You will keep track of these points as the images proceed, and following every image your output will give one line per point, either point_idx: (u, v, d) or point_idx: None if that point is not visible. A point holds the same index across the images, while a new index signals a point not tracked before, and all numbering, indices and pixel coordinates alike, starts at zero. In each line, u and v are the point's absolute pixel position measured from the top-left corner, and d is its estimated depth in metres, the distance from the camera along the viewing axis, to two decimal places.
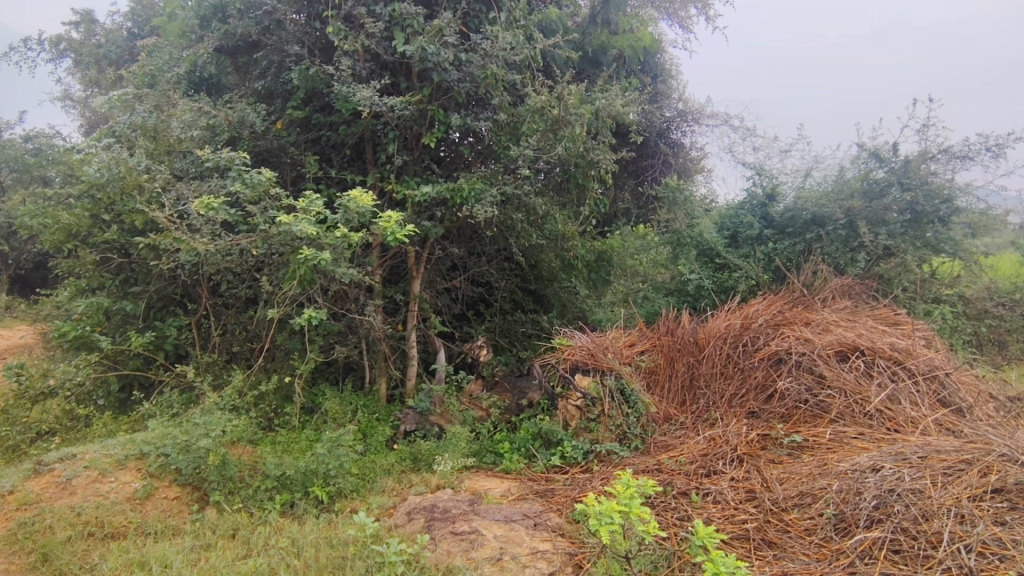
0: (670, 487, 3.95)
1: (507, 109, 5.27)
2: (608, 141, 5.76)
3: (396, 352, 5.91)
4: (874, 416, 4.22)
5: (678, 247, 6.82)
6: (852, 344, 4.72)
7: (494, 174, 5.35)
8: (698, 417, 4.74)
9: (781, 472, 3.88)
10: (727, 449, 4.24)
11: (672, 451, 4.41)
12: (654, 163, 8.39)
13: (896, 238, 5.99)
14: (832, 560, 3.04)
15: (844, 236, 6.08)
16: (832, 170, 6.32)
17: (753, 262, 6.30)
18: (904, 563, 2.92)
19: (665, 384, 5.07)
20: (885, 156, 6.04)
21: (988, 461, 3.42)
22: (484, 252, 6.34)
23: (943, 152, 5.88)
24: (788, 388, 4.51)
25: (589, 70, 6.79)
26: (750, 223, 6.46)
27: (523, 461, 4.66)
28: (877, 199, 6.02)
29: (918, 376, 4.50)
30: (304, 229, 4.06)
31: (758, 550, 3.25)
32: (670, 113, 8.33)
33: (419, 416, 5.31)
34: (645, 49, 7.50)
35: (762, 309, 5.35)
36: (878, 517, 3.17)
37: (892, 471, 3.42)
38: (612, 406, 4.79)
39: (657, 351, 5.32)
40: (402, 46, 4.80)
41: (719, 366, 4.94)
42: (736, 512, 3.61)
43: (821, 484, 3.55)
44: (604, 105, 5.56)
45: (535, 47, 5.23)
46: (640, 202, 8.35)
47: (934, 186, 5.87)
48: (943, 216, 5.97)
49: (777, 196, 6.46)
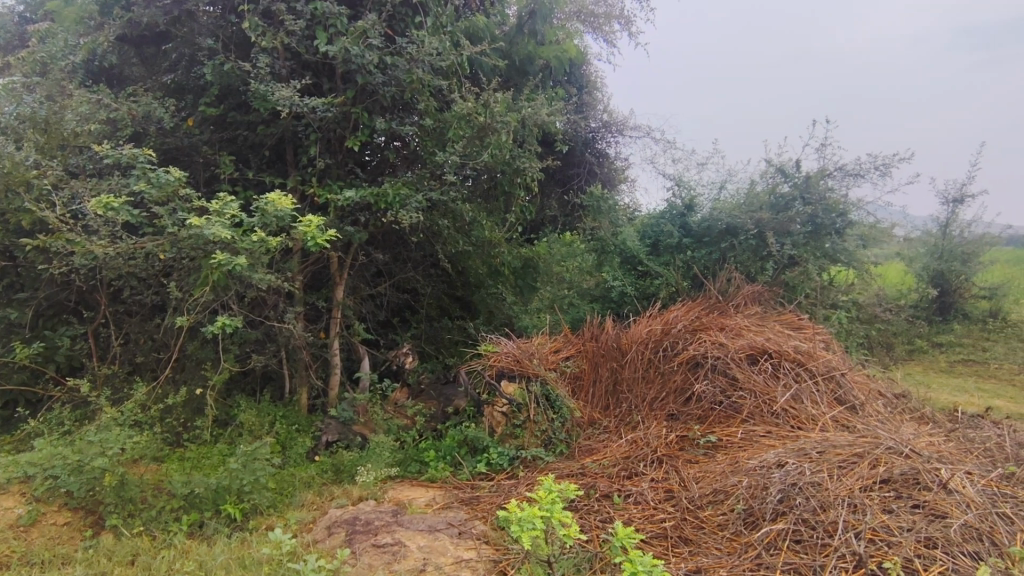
0: (593, 490, 4.06)
1: (433, 115, 5.24)
2: (534, 149, 5.86)
3: (318, 360, 5.73)
4: (780, 415, 4.49)
5: (602, 255, 7.06)
6: (760, 347, 5.00)
7: (419, 179, 5.25)
8: (620, 421, 4.89)
9: (697, 471, 4.06)
10: (647, 451, 4.40)
11: (596, 455, 4.52)
12: (581, 172, 8.63)
13: (800, 247, 6.42)
14: (741, 552, 3.22)
15: (754, 245, 6.45)
16: (743, 183, 6.71)
17: (672, 270, 6.58)
18: (804, 552, 3.12)
19: (590, 389, 5.21)
20: (789, 172, 6.48)
21: (877, 453, 3.68)
22: (410, 259, 6.29)
23: (839, 169, 6.37)
24: (704, 391, 4.74)
25: (516, 79, 6.87)
26: (670, 232, 6.75)
27: (448, 469, 4.63)
28: (781, 211, 6.44)
29: (818, 376, 4.83)
30: (216, 232, 3.84)
31: (674, 547, 3.40)
32: (595, 124, 8.57)
33: (341, 426, 5.17)
34: (571, 61, 7.68)
35: (681, 315, 5.59)
36: (782, 510, 3.37)
37: (795, 466, 3.64)
38: (538, 412, 4.85)
39: (582, 357, 5.45)
40: (324, 46, 4.68)
41: (641, 371, 5.11)
42: (655, 512, 3.76)
43: (732, 481, 3.74)
44: (530, 114, 5.63)
45: (461, 54, 5.26)
46: (567, 210, 8.53)
47: (831, 200, 6.34)
48: (839, 228, 6.45)
49: (694, 206, 6.79)
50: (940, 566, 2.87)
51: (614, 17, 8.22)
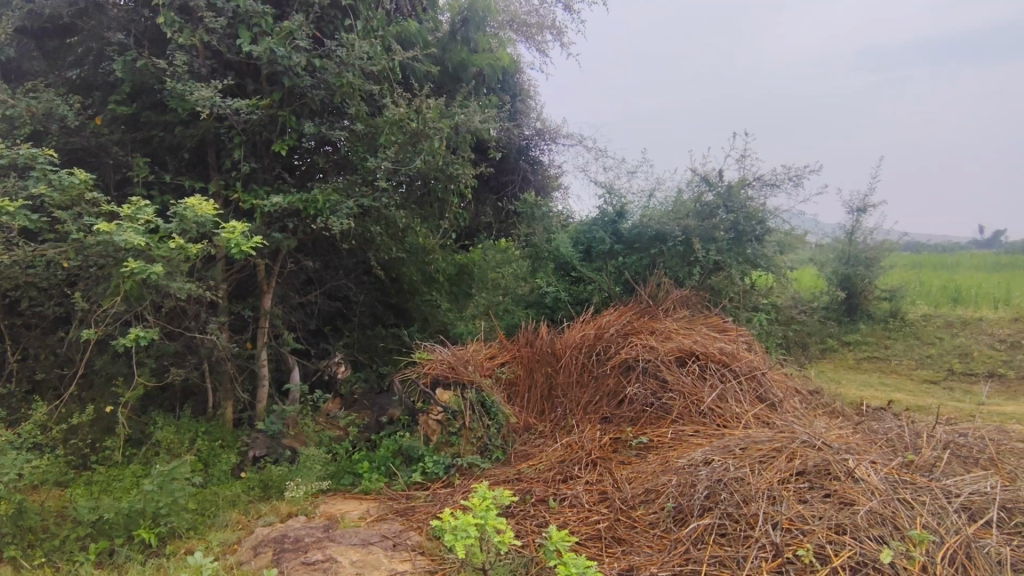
0: (529, 494, 4.09)
1: (364, 120, 5.15)
2: (468, 156, 5.86)
3: (244, 372, 5.49)
4: (706, 414, 4.68)
5: (536, 261, 7.15)
6: (688, 349, 5.19)
7: (350, 184, 5.14)
8: (555, 425, 4.96)
9: (629, 472, 4.17)
10: (582, 454, 4.48)
11: (531, 460, 4.56)
12: (515, 179, 8.70)
13: (723, 253, 6.73)
14: (670, 548, 3.33)
15: (682, 251, 6.70)
16: (671, 192, 6.98)
17: (604, 275, 6.74)
18: (728, 545, 3.26)
19: (525, 395, 5.26)
20: (712, 181, 6.78)
21: (793, 447, 3.89)
22: (342, 266, 6.15)
23: (758, 179, 6.72)
24: (636, 394, 4.87)
25: (449, 85, 6.84)
26: (601, 239, 6.92)
27: (383, 480, 4.53)
28: (706, 219, 6.72)
29: (741, 376, 5.06)
30: (128, 239, 3.59)
31: (608, 547, 3.48)
32: (529, 131, 8.68)
33: (269, 440, 4.97)
34: (504, 69, 7.74)
35: (613, 319, 5.74)
36: (708, 506, 3.50)
37: (720, 463, 3.80)
38: (473, 419, 4.84)
39: (517, 363, 5.49)
40: (248, 45, 4.51)
41: (575, 375, 5.20)
42: (590, 514, 3.84)
43: (662, 480, 3.86)
44: (463, 121, 5.63)
45: (393, 59, 5.22)
46: (501, 217, 8.64)
47: (751, 209, 6.68)
48: (759, 235, 6.80)
49: (624, 213, 6.99)
50: (849, 551, 3.03)
51: (546, 27, 8.37)
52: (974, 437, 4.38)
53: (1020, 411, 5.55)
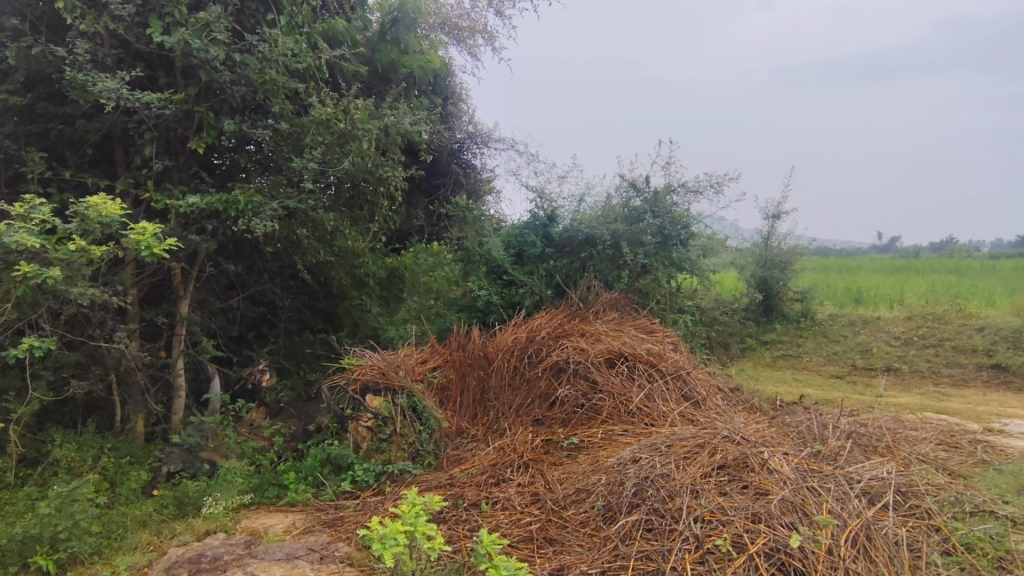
0: (461, 499, 4.07)
1: (288, 118, 4.97)
2: (398, 158, 5.77)
3: (158, 382, 5.16)
4: (635, 413, 4.80)
5: (468, 264, 7.15)
6: (617, 350, 5.32)
7: (274, 186, 4.96)
8: (488, 428, 4.96)
9: (561, 473, 4.23)
10: (514, 456, 4.50)
11: (464, 464, 4.53)
12: (447, 183, 8.66)
13: (650, 257, 6.93)
14: (600, 546, 3.40)
15: (611, 255, 6.86)
16: (600, 197, 7.17)
17: (536, 279, 6.82)
18: (654, 539, 3.36)
19: (457, 399, 5.24)
20: (640, 187, 7.01)
21: (715, 442, 4.06)
22: (266, 270, 5.89)
23: (682, 185, 6.99)
24: (567, 395, 4.95)
25: (379, 86, 6.78)
26: (533, 242, 7.00)
27: (310, 491, 4.38)
28: (634, 223, 6.93)
29: (667, 375, 5.22)
30: (19, 240, 3.29)
31: (540, 549, 3.52)
32: (461, 134, 8.65)
33: (185, 454, 4.69)
34: (435, 71, 7.69)
35: (544, 322, 5.80)
36: (636, 502, 3.59)
37: (647, 460, 3.91)
38: (404, 424, 4.77)
39: (449, 367, 5.47)
40: (159, 36, 4.27)
41: (507, 378, 5.22)
42: (522, 516, 3.86)
43: (592, 479, 3.94)
44: (393, 122, 5.54)
45: (319, 57, 5.07)
46: (433, 220, 8.67)
47: (676, 214, 6.93)
48: (684, 239, 7.01)
49: (556, 218, 7.09)
50: (764, 539, 3.19)
51: (478, 31, 8.40)
52: (872, 427, 4.74)
53: (913, 402, 6.05)
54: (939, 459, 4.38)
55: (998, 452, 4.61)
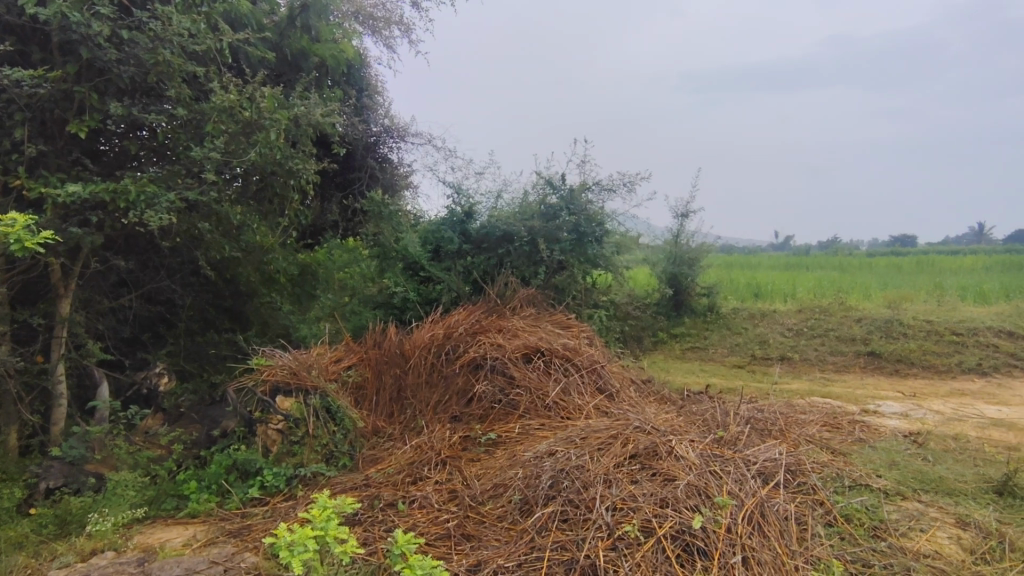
0: (377, 500, 3.98)
1: (186, 104, 4.65)
2: (309, 150, 5.54)
3: (35, 390, 4.70)
4: (551, 407, 4.87)
5: (384, 261, 7.01)
6: (534, 346, 5.38)
7: (171, 176, 4.63)
8: (405, 427, 4.89)
9: (478, 469, 4.24)
10: (432, 454, 4.46)
11: (380, 464, 4.44)
12: (361, 176, 8.43)
13: (566, 253, 7.07)
14: (516, 539, 3.45)
15: (528, 251, 6.96)
16: (517, 194, 7.23)
17: (453, 275, 6.75)
18: (569, 529, 3.44)
19: (373, 398, 5.13)
20: (556, 184, 7.14)
21: (627, 433, 4.20)
22: (163, 266, 5.47)
23: (596, 184, 7.19)
24: (484, 391, 4.96)
25: (288, 75, 6.55)
26: (450, 238, 6.93)
27: (213, 500, 4.12)
28: (550, 220, 7.05)
29: (583, 369, 5.33)
30: None
31: (458, 545, 3.52)
32: (376, 128, 8.42)
33: (68, 467, 4.29)
34: (349, 61, 7.44)
35: (462, 319, 5.78)
36: (552, 494, 3.66)
37: (562, 453, 4.00)
38: (317, 426, 4.61)
39: (365, 365, 5.34)
40: (31, 6, 3.86)
41: (424, 376, 5.16)
42: (439, 514, 3.84)
43: (509, 474, 3.98)
44: (303, 113, 5.29)
45: (220, 39, 4.77)
46: (347, 215, 8.47)
47: (591, 212, 7.12)
48: (599, 236, 7.20)
49: (473, 214, 7.08)
50: (670, 522, 3.35)
51: (393, 22, 8.20)
52: (767, 413, 5.11)
53: (803, 388, 6.55)
54: (824, 439, 4.78)
55: (873, 431, 5.10)
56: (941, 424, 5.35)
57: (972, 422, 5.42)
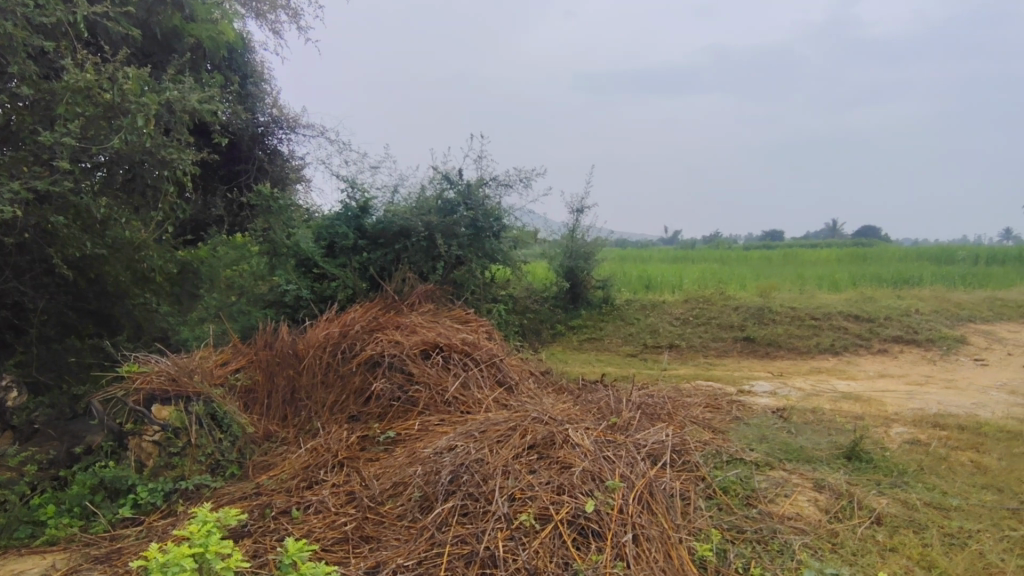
0: (269, 508, 3.79)
1: (33, 82, 4.17)
2: (186, 139, 5.15)
3: None
4: (451, 402, 4.87)
5: (274, 258, 6.67)
6: (433, 342, 5.34)
7: (15, 163, 4.13)
8: (300, 430, 4.69)
9: (377, 469, 4.16)
10: (328, 456, 4.31)
11: (272, 471, 4.23)
12: (248, 169, 7.98)
13: (464, 248, 7.07)
14: (416, 536, 3.42)
15: (425, 246, 6.91)
16: (414, 189, 7.14)
17: (348, 271, 6.59)
18: (469, 522, 3.46)
19: (265, 401, 4.87)
20: (453, 179, 7.13)
21: (525, 424, 4.29)
22: (9, 265, 4.90)
23: (493, 179, 7.26)
24: (382, 389, 4.87)
25: (158, 55, 6.12)
26: (344, 233, 6.75)
27: (76, 525, 3.74)
28: (447, 215, 7.04)
29: (482, 363, 5.36)
30: None
31: (355, 548, 3.44)
32: (263, 117, 7.94)
33: None
34: (230, 44, 6.98)
35: (358, 316, 5.62)
36: (452, 489, 3.66)
37: (462, 448, 4.01)
38: (200, 435, 4.29)
39: (254, 367, 5.05)
40: None
41: (319, 376, 4.97)
42: (336, 517, 3.72)
43: (409, 471, 3.94)
44: (175, 98, 4.91)
45: (74, 12, 4.33)
46: (233, 210, 7.96)
47: (489, 207, 7.17)
48: (496, 231, 7.26)
49: (368, 209, 6.92)
50: (566, 508, 3.46)
51: (279, 6, 7.78)
52: (656, 398, 5.43)
53: (688, 372, 7.04)
54: (705, 419, 5.16)
55: (747, 409, 5.59)
56: (803, 399, 5.95)
57: (827, 396, 6.08)
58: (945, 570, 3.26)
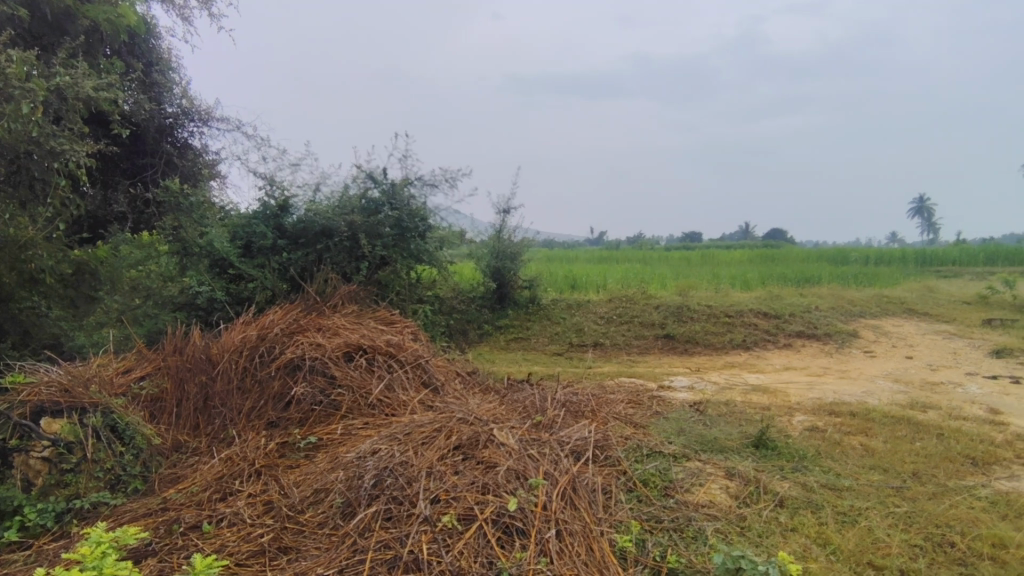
0: (177, 524, 3.57)
1: None
2: (79, 129, 4.84)
3: None
4: (375, 405, 4.76)
5: (185, 258, 6.32)
6: (356, 344, 5.22)
7: None
8: (213, 439, 4.46)
9: (297, 477, 4.01)
10: (244, 465, 4.11)
11: (182, 484, 3.99)
12: (154, 163, 7.44)
13: (388, 248, 6.94)
14: (338, 544, 3.33)
15: (348, 247, 6.76)
16: (336, 187, 6.96)
17: (267, 272, 6.35)
18: (393, 526, 3.39)
19: (174, 410, 4.60)
20: (377, 178, 7.00)
21: (450, 426, 4.27)
22: None
23: (418, 179, 7.18)
24: (303, 394, 4.70)
25: (48, 37, 5.70)
26: (263, 233, 6.47)
27: None
28: (371, 215, 6.91)
29: (407, 364, 5.29)
30: None
31: (272, 560, 3.30)
32: (171, 108, 7.47)
33: None
34: (131, 29, 6.54)
35: (277, 319, 5.41)
36: (375, 494, 3.58)
37: (386, 451, 3.94)
38: (98, 449, 3.98)
39: (162, 375, 4.77)
40: None
41: (234, 382, 4.75)
42: (252, 529, 3.56)
43: (331, 477, 3.83)
44: (67, 84, 4.62)
45: None
46: (137, 207, 7.46)
47: (414, 206, 7.08)
48: (422, 231, 7.17)
49: (288, 207, 6.68)
50: (491, 507, 3.46)
51: None
52: (580, 395, 5.54)
53: (611, 370, 7.25)
54: (627, 415, 5.33)
55: (666, 403, 5.83)
56: (717, 393, 6.26)
57: (739, 389, 6.44)
58: (838, 546, 3.52)
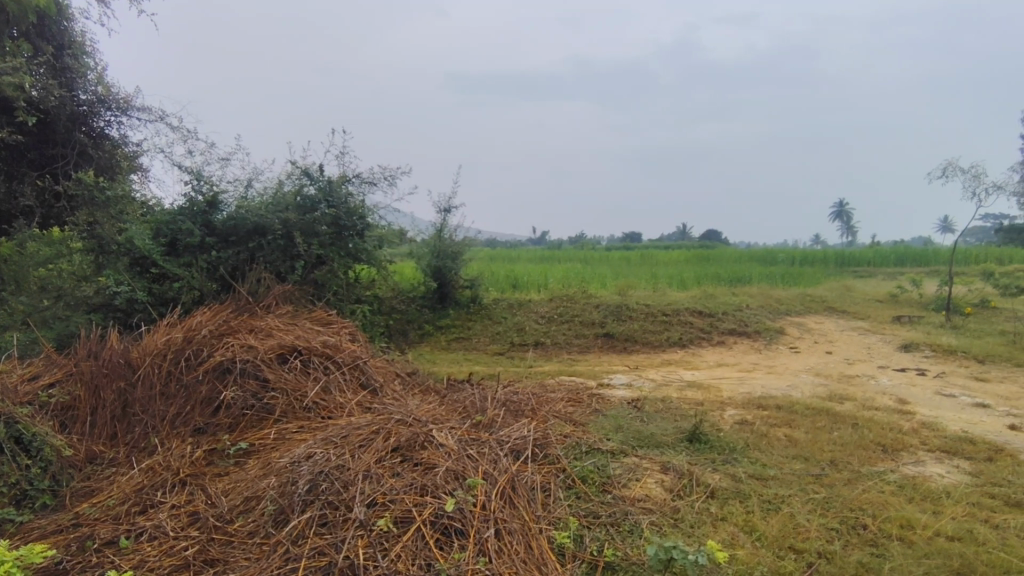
0: (92, 540, 3.35)
1: None
2: None
3: None
4: (311, 408, 4.60)
5: (101, 256, 5.93)
6: (290, 345, 5.04)
7: None
8: (133, 448, 4.21)
9: (225, 485, 3.83)
10: (167, 475, 3.89)
11: (98, 497, 3.75)
12: (65, 154, 6.91)
13: (325, 247, 6.74)
14: (269, 554, 3.20)
15: (282, 245, 6.54)
16: (269, 183, 6.72)
17: (194, 271, 6.07)
18: (328, 532, 3.29)
19: (89, 419, 4.33)
20: (313, 175, 6.80)
21: (388, 427, 4.19)
22: None
23: (356, 177, 7.03)
24: (233, 398, 4.50)
25: None
26: (189, 231, 6.18)
27: None
28: (307, 212, 6.72)
29: (345, 366, 5.13)
30: None
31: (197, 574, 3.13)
32: (86, 96, 6.95)
33: None
34: (39, 9, 6.12)
35: (205, 321, 5.16)
36: (309, 499, 3.46)
37: (321, 455, 3.81)
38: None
39: (74, 382, 4.51)
40: None
41: (157, 387, 4.51)
42: (175, 542, 3.37)
43: (262, 484, 3.68)
44: None
45: None
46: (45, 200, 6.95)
47: (351, 204, 6.92)
48: (360, 230, 7.01)
49: (217, 204, 6.39)
50: (429, 509, 3.41)
51: None
52: (520, 395, 5.56)
53: (552, 369, 7.33)
54: (567, 413, 5.39)
55: (606, 401, 5.93)
56: (654, 389, 6.44)
57: (675, 385, 6.64)
58: (763, 532, 3.69)
